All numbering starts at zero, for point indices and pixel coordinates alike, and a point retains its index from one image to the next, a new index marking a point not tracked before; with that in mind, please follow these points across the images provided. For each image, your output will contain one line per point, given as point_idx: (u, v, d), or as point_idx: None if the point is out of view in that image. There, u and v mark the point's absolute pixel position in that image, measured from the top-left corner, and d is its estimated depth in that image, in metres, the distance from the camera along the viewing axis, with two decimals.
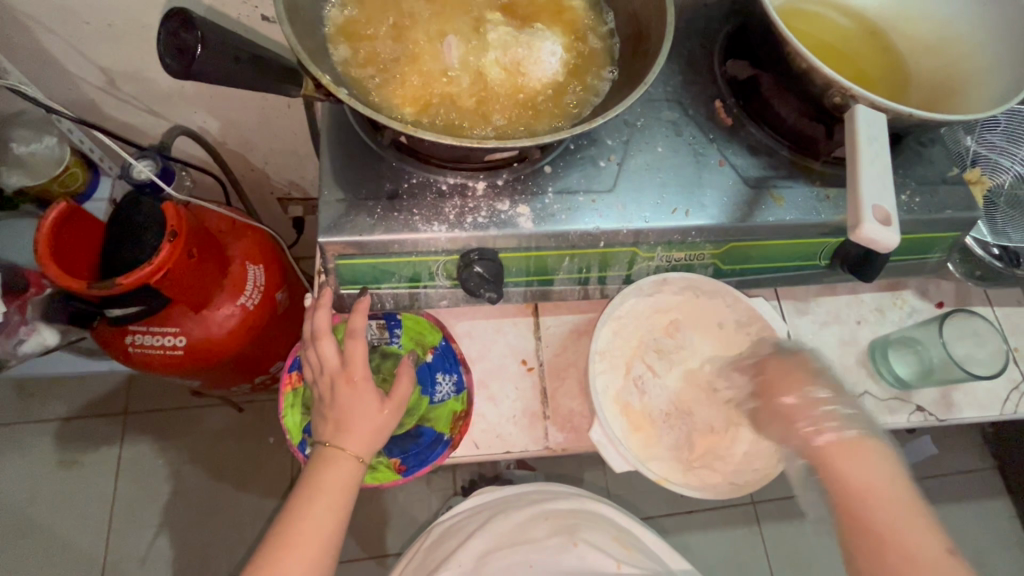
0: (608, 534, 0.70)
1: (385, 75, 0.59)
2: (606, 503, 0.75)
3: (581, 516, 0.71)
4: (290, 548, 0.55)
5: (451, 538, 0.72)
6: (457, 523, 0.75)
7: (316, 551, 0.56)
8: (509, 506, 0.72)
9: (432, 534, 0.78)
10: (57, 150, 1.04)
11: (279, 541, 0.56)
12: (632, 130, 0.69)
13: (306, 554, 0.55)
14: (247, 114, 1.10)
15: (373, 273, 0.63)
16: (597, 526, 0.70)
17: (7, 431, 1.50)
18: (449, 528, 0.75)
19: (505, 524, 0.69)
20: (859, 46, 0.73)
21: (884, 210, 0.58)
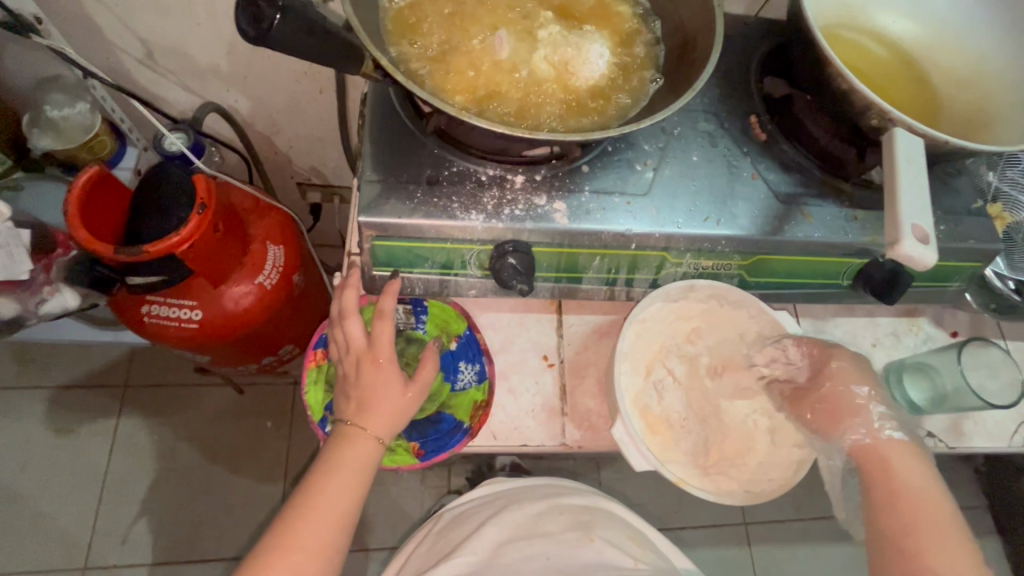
0: (622, 534, 0.69)
1: (437, 64, 0.60)
2: (615, 503, 0.76)
3: (596, 512, 0.72)
4: (306, 525, 0.55)
5: (464, 525, 0.72)
6: (470, 511, 0.75)
7: (332, 529, 0.56)
8: (524, 496, 0.73)
9: (442, 521, 0.78)
10: (88, 117, 1.04)
11: (295, 517, 0.55)
12: (669, 138, 0.70)
13: (322, 531, 0.55)
14: (278, 96, 1.10)
15: (407, 256, 0.63)
16: (611, 526, 0.69)
17: (5, 396, 1.49)
18: (460, 515, 0.75)
19: (519, 512, 0.69)
20: (892, 74, 0.74)
21: (923, 229, 0.60)
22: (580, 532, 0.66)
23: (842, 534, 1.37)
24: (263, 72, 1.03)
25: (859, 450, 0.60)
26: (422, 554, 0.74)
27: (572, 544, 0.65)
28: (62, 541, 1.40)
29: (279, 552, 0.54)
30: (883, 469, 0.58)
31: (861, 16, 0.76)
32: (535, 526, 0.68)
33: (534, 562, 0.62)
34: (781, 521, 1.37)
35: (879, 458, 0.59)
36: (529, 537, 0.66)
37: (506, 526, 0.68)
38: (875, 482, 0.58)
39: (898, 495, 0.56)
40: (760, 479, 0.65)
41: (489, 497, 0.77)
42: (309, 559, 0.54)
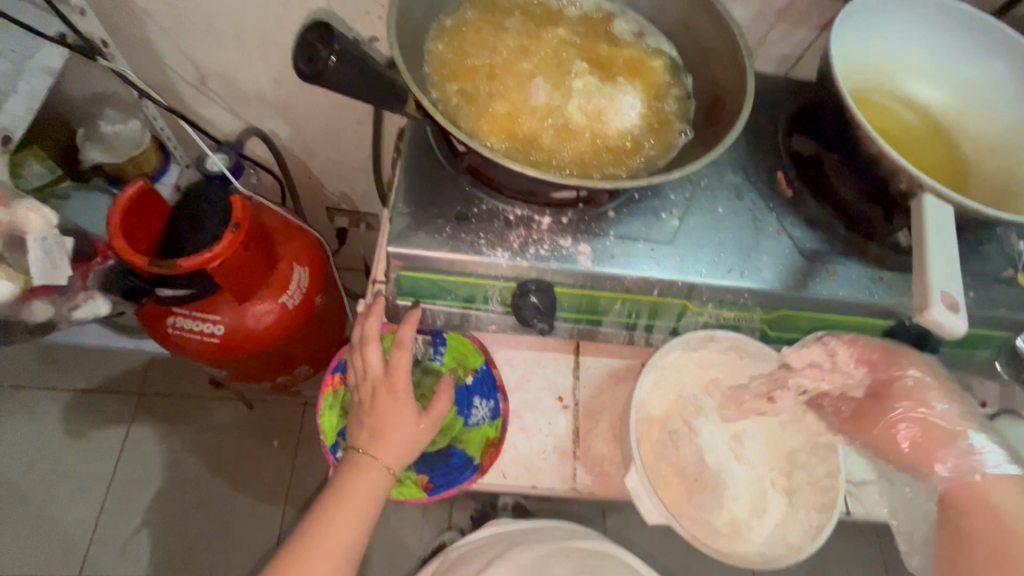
0: None
1: (474, 106, 0.63)
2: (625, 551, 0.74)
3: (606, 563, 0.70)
4: (312, 553, 0.55)
5: (469, 564, 0.71)
6: (475, 550, 0.73)
7: (336, 559, 0.56)
8: (532, 538, 0.72)
9: (445, 559, 0.76)
10: (138, 133, 1.12)
11: (302, 544, 0.56)
12: (695, 188, 0.71)
13: (325, 561, 0.55)
14: (317, 124, 1.15)
15: (432, 288, 0.64)
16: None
17: (25, 394, 1.52)
18: (463, 553, 0.74)
19: (526, 554, 0.68)
20: (920, 138, 0.75)
21: (951, 297, 0.58)
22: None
23: None
24: (306, 102, 1.09)
25: (949, 489, 0.58)
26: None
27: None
28: (60, 546, 1.40)
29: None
30: (972, 510, 0.56)
31: (891, 79, 0.77)
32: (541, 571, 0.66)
33: None
34: None
35: (972, 494, 0.57)
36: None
37: (512, 568, 0.66)
38: (965, 528, 0.56)
39: (998, 538, 0.55)
40: (774, 542, 0.63)
41: (495, 537, 0.75)
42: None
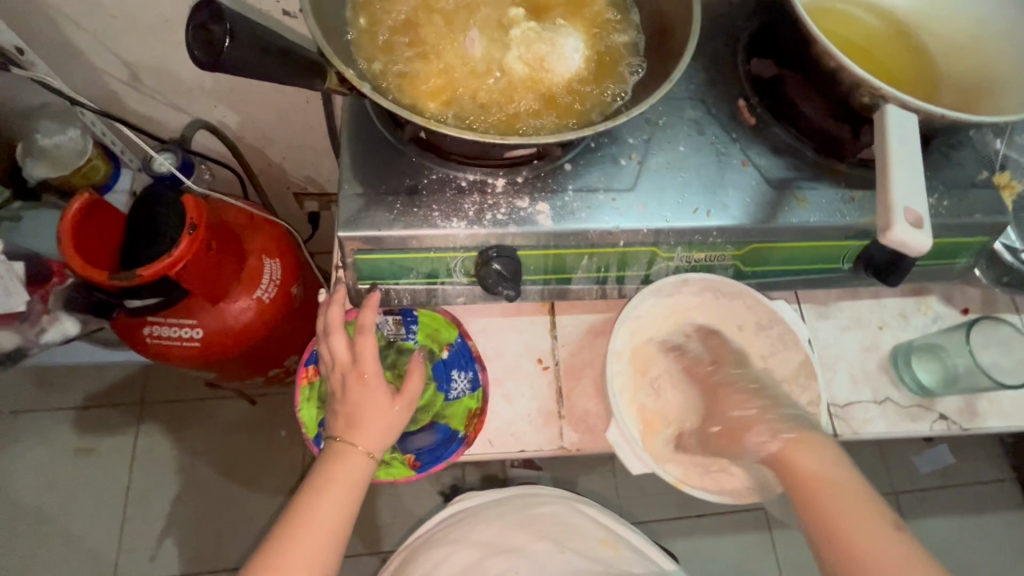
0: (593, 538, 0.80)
1: (403, 70, 0.60)
2: (588, 504, 0.86)
3: (559, 517, 0.82)
4: (296, 542, 0.53)
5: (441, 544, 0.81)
6: (441, 529, 0.84)
7: (322, 543, 0.54)
8: (490, 510, 0.83)
9: (418, 536, 0.86)
10: (80, 141, 1.03)
11: (286, 531, 0.54)
12: (654, 129, 0.68)
13: (315, 543, 0.54)
14: (266, 110, 1.08)
15: (391, 268, 0.63)
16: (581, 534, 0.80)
17: (10, 423, 1.42)
18: (433, 531, 0.85)
19: (487, 530, 0.80)
20: (885, 47, 0.72)
21: None
22: (549, 544, 0.77)
23: None
24: (249, 89, 1.01)
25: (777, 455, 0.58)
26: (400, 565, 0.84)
27: (543, 555, 0.76)
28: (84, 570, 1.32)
29: (270, 565, 0.52)
30: (795, 468, 0.57)
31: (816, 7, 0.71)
32: (505, 540, 0.78)
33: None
34: None
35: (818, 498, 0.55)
36: (501, 554, 0.76)
37: (477, 545, 0.78)
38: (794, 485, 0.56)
39: (822, 502, 0.54)
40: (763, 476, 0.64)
41: (455, 516, 0.86)
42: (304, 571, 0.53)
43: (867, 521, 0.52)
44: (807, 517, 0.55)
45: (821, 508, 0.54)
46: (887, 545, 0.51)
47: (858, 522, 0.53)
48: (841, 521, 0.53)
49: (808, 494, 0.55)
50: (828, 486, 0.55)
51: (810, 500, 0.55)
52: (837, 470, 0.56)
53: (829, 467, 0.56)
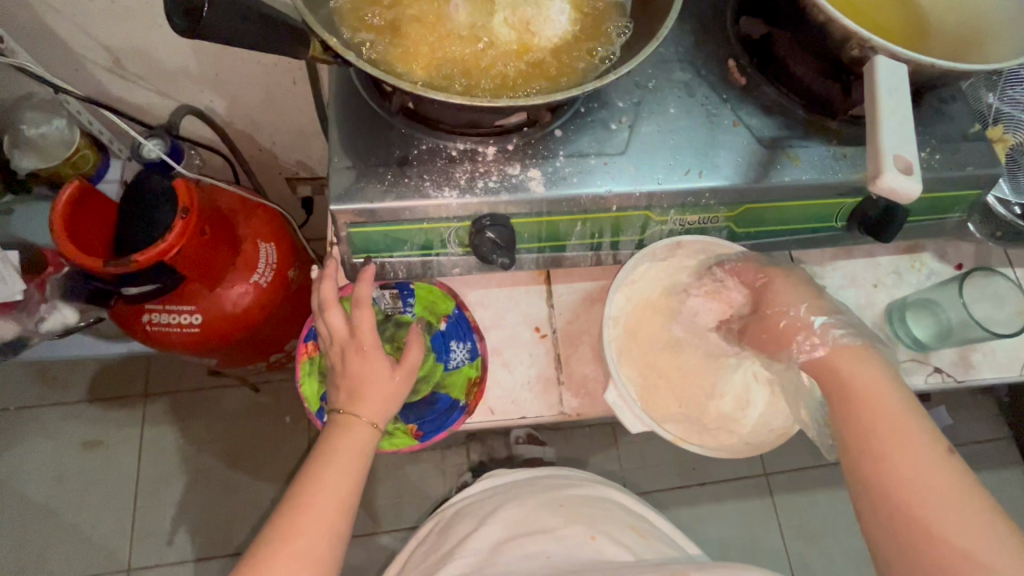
0: (625, 525, 0.72)
1: (389, 38, 0.59)
2: (618, 490, 0.81)
3: (597, 504, 0.74)
4: (307, 513, 0.53)
5: (466, 518, 0.76)
6: (470, 504, 0.80)
7: (332, 512, 0.54)
8: (523, 492, 0.76)
9: (443, 517, 0.83)
10: (67, 132, 1.02)
11: (296, 503, 0.54)
12: (644, 92, 0.67)
13: (325, 513, 0.54)
14: (252, 93, 1.07)
15: (385, 241, 0.63)
16: (614, 522, 0.71)
17: (15, 420, 1.43)
18: (463, 509, 0.79)
19: (519, 509, 0.72)
20: (875, 2, 0.71)
21: None
22: (581, 530, 0.68)
23: None
24: (235, 71, 1.00)
25: (815, 364, 0.60)
26: (426, 547, 0.77)
27: (576, 540, 0.66)
28: (99, 557, 1.35)
29: (281, 537, 0.52)
30: (852, 395, 0.57)
31: None
32: (535, 521, 0.69)
33: (533, 559, 0.64)
34: (800, 470, 1.41)
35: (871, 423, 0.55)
36: (531, 533, 0.67)
37: (507, 524, 0.70)
38: (846, 405, 0.57)
39: (876, 426, 0.54)
40: (759, 430, 0.66)
41: (486, 492, 0.81)
42: (316, 540, 0.52)
43: (905, 430, 0.53)
44: (859, 447, 0.55)
45: (860, 415, 0.55)
46: (923, 453, 0.52)
47: (916, 471, 0.51)
48: (879, 426, 0.54)
49: (869, 419, 0.55)
50: (889, 417, 0.54)
51: (865, 423, 0.55)
52: (892, 398, 0.56)
53: (873, 372, 0.57)
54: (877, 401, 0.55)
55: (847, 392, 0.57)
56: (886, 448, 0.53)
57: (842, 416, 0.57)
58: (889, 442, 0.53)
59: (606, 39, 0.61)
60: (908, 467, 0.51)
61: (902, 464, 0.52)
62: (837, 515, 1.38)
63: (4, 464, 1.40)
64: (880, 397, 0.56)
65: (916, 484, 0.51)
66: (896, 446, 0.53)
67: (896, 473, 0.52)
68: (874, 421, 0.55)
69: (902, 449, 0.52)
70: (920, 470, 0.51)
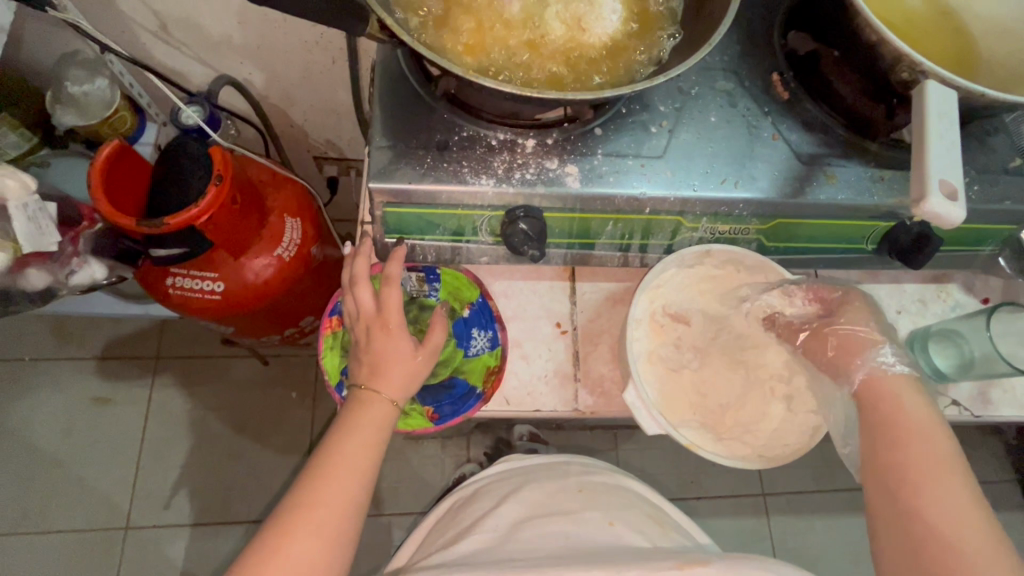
0: (644, 512, 0.72)
1: (440, 23, 0.60)
2: (634, 481, 0.81)
3: (617, 492, 0.75)
4: (326, 485, 0.54)
5: (484, 498, 0.77)
6: (490, 482, 0.81)
7: (353, 486, 0.55)
8: (542, 477, 0.77)
9: (462, 494, 0.84)
10: (107, 92, 1.03)
11: (317, 475, 0.55)
12: (685, 98, 0.67)
13: (346, 487, 0.55)
14: (291, 69, 1.08)
15: (419, 223, 0.64)
16: (633, 510, 0.71)
17: (29, 371, 1.45)
18: (481, 488, 0.81)
19: (537, 492, 0.73)
20: (925, 28, 0.70)
21: None
22: (601, 514, 0.68)
23: (861, 506, 1.40)
24: (276, 46, 1.01)
25: (866, 386, 0.59)
26: (444, 522, 0.79)
27: (595, 523, 0.66)
28: (99, 512, 1.37)
29: (303, 507, 0.53)
30: (894, 425, 0.55)
31: None
32: (553, 503, 0.70)
33: (553, 538, 0.64)
34: (799, 492, 1.40)
35: (905, 454, 0.53)
36: (549, 515, 0.68)
37: (525, 504, 0.71)
38: (885, 433, 0.56)
39: (911, 459, 0.53)
40: (774, 444, 0.66)
41: (506, 472, 0.83)
42: (336, 512, 0.53)
43: (943, 473, 0.52)
44: (890, 475, 0.54)
45: (897, 447, 0.54)
46: (956, 497, 0.50)
47: (946, 510, 0.50)
48: (919, 461, 0.53)
49: (906, 451, 0.54)
50: (929, 454, 0.53)
51: (901, 455, 0.54)
52: (935, 435, 0.54)
53: (922, 409, 0.56)
54: (918, 434, 0.54)
55: (886, 421, 0.56)
56: (918, 482, 0.52)
57: (877, 446, 0.56)
58: (924, 476, 0.52)
59: (655, 41, 0.62)
60: (941, 510, 0.50)
61: (932, 501, 0.50)
62: (832, 541, 1.37)
63: (14, 413, 1.42)
64: (923, 433, 0.54)
65: (945, 524, 0.49)
66: (930, 482, 0.51)
67: (923, 508, 0.50)
68: (910, 454, 0.53)
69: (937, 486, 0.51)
70: (952, 511, 0.49)
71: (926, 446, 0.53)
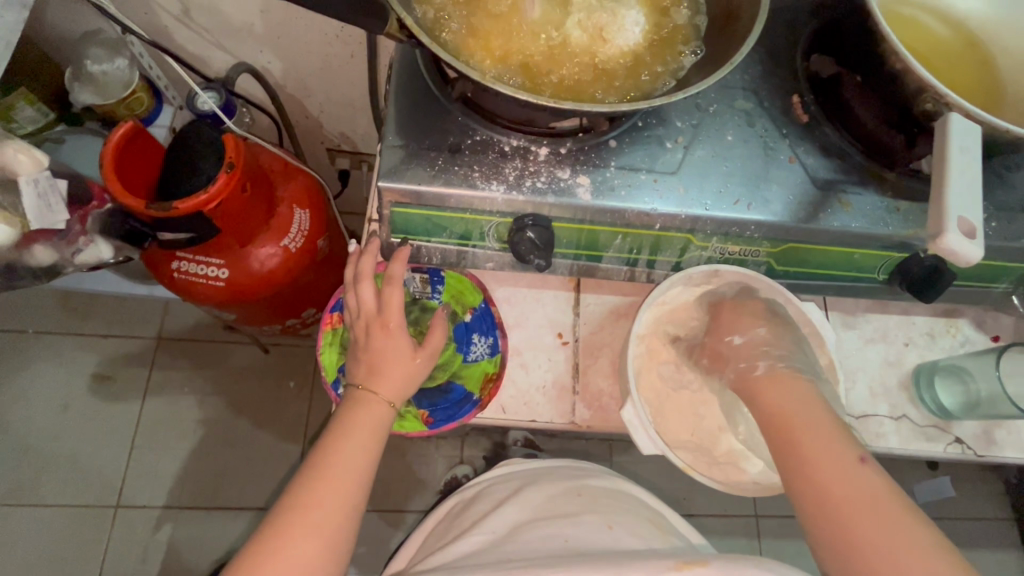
0: (644, 520, 0.71)
1: (462, 26, 0.59)
2: (635, 487, 0.80)
3: (617, 497, 0.74)
4: (322, 485, 0.54)
5: (485, 500, 0.77)
6: (491, 484, 0.81)
7: (348, 487, 0.55)
8: (542, 480, 0.77)
9: (462, 497, 0.83)
10: (126, 72, 1.03)
11: (314, 476, 0.54)
12: (703, 115, 0.67)
13: (341, 487, 0.54)
14: (310, 60, 1.07)
15: (425, 225, 0.63)
16: (633, 517, 0.69)
17: (32, 343, 1.46)
18: (482, 490, 0.80)
19: (538, 494, 0.73)
20: (952, 59, 0.69)
21: None
22: (600, 518, 0.66)
23: None
24: (296, 36, 1.01)
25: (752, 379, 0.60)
26: (444, 526, 0.78)
27: (593, 527, 0.65)
28: (90, 488, 1.37)
29: (299, 508, 0.52)
30: (773, 404, 0.57)
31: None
32: (552, 507, 0.69)
33: (551, 539, 0.62)
34: (792, 517, 1.39)
35: (784, 426, 0.55)
36: (548, 518, 0.66)
37: (525, 507, 0.70)
38: (767, 417, 0.57)
39: (792, 433, 0.54)
40: (771, 471, 0.65)
41: (507, 475, 0.82)
42: (332, 514, 0.53)
43: (827, 440, 0.52)
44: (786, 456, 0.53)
45: (781, 428, 0.55)
46: (836, 458, 0.51)
47: (844, 476, 0.50)
48: (800, 436, 0.53)
49: (787, 429, 0.54)
50: (805, 426, 0.54)
51: (782, 436, 0.54)
52: (809, 403, 0.56)
53: (789, 390, 0.57)
54: (785, 408, 0.56)
55: (770, 408, 0.57)
56: (806, 454, 0.52)
57: (770, 431, 0.56)
58: (811, 447, 0.52)
59: (677, 56, 0.61)
60: (832, 475, 0.50)
61: (828, 471, 0.50)
62: None
63: (14, 383, 1.43)
64: (796, 408, 0.55)
65: (842, 491, 0.49)
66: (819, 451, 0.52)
67: (820, 478, 0.51)
68: (795, 431, 0.54)
69: (818, 454, 0.52)
70: (844, 477, 0.50)
71: (808, 420, 0.54)
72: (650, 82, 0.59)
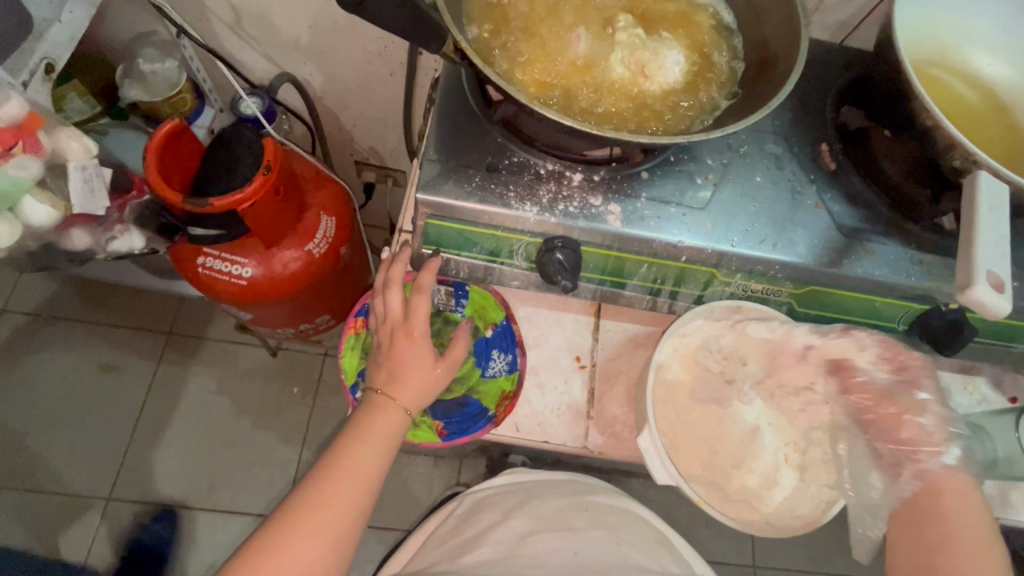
0: (649, 536, 0.72)
1: (510, 52, 0.62)
2: (639, 505, 0.79)
3: (623, 514, 0.73)
4: (332, 486, 0.54)
5: (486, 511, 0.75)
6: (491, 494, 0.79)
7: (357, 492, 0.55)
8: (546, 491, 0.76)
9: (463, 504, 0.81)
10: (174, 73, 1.06)
11: (326, 477, 0.55)
12: (734, 155, 0.69)
13: (350, 490, 0.55)
14: (350, 75, 1.11)
15: (458, 239, 0.65)
16: (639, 532, 0.71)
17: (46, 327, 1.48)
18: (482, 500, 0.79)
19: (543, 506, 0.72)
20: (978, 122, 0.71)
21: None
22: (608, 535, 0.67)
23: None
24: (340, 51, 1.05)
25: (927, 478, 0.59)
26: (443, 534, 0.77)
27: (601, 542, 0.66)
28: (84, 477, 1.37)
29: (307, 508, 0.53)
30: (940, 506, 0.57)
31: (915, 58, 0.72)
32: (560, 518, 0.70)
33: (560, 554, 0.64)
34: (790, 570, 1.35)
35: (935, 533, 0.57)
36: (555, 530, 0.67)
37: (529, 519, 0.70)
38: (920, 514, 0.58)
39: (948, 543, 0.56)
40: (783, 513, 0.65)
41: (509, 485, 0.81)
42: (339, 517, 0.54)
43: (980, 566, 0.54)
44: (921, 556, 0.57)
45: (938, 534, 0.57)
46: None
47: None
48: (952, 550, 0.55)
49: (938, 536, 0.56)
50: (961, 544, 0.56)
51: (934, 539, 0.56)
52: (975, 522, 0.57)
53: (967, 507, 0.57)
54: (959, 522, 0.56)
55: (925, 511, 0.58)
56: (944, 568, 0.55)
57: (915, 529, 0.58)
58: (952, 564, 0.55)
59: (713, 96, 0.63)
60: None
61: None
62: None
63: (24, 365, 1.44)
64: (962, 523, 0.56)
65: None
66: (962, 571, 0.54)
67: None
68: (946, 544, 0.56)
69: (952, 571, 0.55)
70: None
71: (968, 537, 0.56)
72: (686, 119, 0.61)
